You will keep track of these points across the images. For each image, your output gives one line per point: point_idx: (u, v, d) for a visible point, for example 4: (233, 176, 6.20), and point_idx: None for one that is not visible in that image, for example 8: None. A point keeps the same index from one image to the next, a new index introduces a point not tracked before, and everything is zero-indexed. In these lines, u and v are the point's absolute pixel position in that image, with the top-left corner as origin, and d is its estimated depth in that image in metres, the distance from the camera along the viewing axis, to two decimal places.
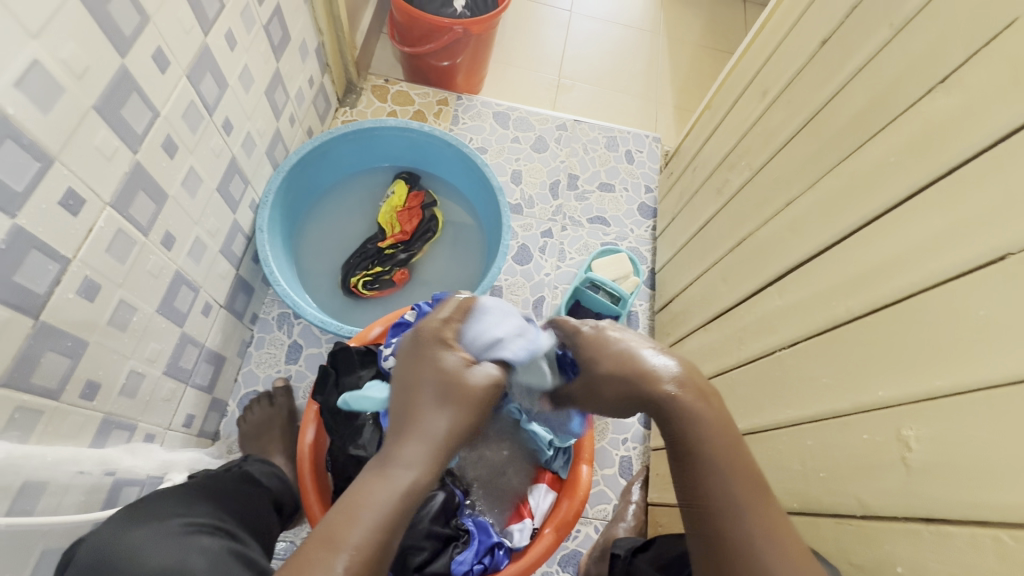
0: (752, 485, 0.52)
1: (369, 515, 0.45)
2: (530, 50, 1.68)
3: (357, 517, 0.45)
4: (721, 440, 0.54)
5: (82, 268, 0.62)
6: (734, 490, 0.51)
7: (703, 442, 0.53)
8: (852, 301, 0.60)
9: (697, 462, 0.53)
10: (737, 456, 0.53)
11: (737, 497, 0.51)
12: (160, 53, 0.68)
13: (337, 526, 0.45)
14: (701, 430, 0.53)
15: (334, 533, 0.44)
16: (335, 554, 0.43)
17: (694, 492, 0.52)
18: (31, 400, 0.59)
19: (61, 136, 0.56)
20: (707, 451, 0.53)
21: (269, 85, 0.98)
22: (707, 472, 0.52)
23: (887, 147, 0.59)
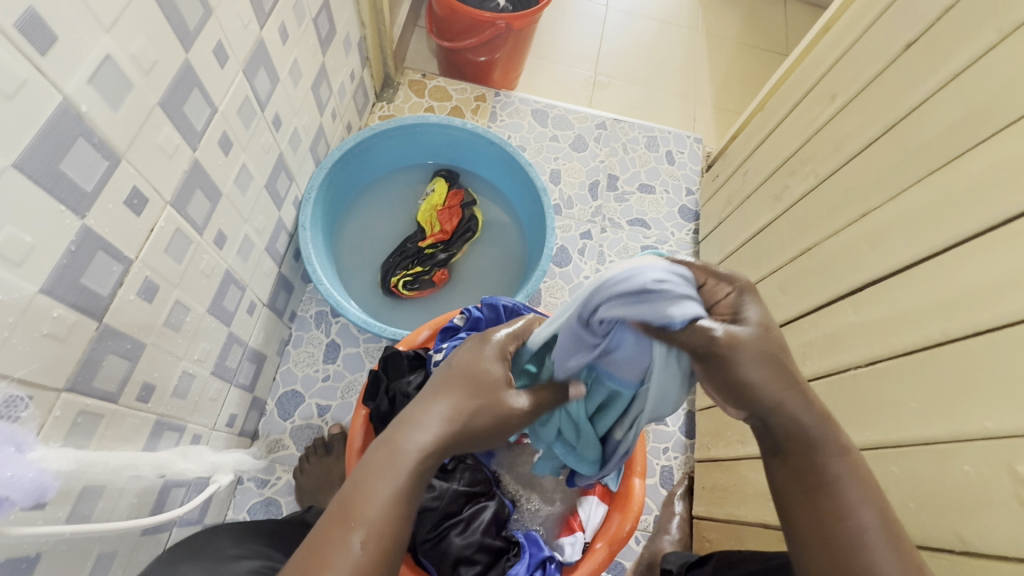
0: (891, 530, 0.46)
1: (384, 493, 0.47)
2: (565, 45, 1.64)
3: (370, 495, 0.46)
4: (857, 473, 0.47)
5: (143, 269, 0.60)
6: (874, 534, 0.45)
7: (841, 478, 0.47)
8: (950, 324, 0.59)
9: (833, 495, 0.46)
10: (879, 497, 0.47)
11: (875, 541, 0.45)
12: (220, 48, 0.66)
13: (354, 502, 0.46)
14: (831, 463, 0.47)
15: (351, 508, 0.46)
16: (349, 529, 0.45)
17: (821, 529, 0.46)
18: (92, 404, 0.57)
19: (129, 134, 0.54)
20: (845, 486, 0.47)
21: (315, 80, 0.96)
22: (845, 510, 0.46)
23: (993, 161, 0.60)
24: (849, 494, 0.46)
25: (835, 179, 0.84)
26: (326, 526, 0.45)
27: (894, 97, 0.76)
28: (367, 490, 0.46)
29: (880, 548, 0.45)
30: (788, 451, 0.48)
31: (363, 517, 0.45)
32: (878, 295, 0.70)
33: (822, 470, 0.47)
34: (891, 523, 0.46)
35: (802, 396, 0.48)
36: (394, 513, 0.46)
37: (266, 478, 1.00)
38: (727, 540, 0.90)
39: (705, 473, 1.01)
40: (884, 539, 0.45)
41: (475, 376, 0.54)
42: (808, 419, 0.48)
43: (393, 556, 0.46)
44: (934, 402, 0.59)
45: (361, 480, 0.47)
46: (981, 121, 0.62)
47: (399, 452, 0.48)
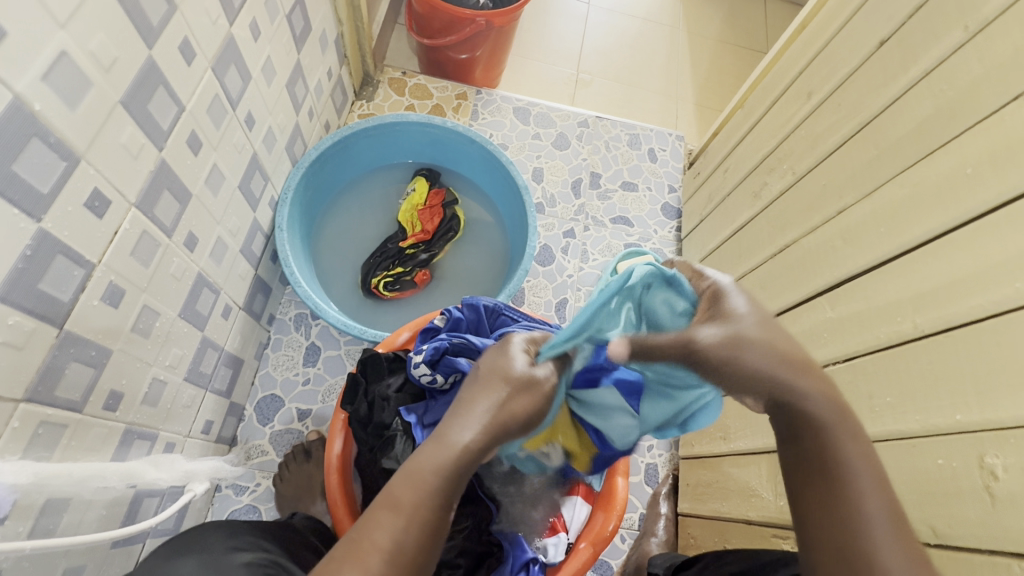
0: (898, 514, 0.44)
1: (429, 478, 0.46)
2: (547, 42, 1.63)
3: (418, 480, 0.46)
4: (864, 453, 0.48)
5: (107, 273, 0.58)
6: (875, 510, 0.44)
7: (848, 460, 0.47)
8: (922, 317, 0.60)
9: (839, 479, 0.46)
10: (885, 484, 0.46)
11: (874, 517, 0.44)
12: (186, 45, 0.64)
13: (401, 491, 0.45)
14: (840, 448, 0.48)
15: (398, 496, 0.45)
16: (397, 515, 0.44)
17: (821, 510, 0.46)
18: (55, 414, 0.55)
19: (88, 134, 0.52)
20: (852, 467, 0.47)
21: (290, 77, 0.94)
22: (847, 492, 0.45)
23: (964, 157, 0.60)
24: (853, 472, 0.46)
25: (813, 175, 0.85)
26: (372, 513, 0.45)
27: (869, 94, 0.77)
28: (409, 482, 0.45)
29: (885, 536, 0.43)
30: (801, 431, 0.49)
31: (409, 503, 0.45)
32: (855, 290, 0.71)
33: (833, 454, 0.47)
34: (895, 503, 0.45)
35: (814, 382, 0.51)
36: (436, 504, 0.45)
37: (245, 485, 0.98)
38: (710, 537, 0.90)
39: (690, 470, 1.01)
40: (888, 521, 0.44)
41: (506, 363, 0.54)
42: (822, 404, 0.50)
43: (433, 546, 0.45)
44: (908, 393, 0.60)
45: (405, 473, 0.46)
46: (954, 118, 0.62)
47: (440, 443, 0.48)
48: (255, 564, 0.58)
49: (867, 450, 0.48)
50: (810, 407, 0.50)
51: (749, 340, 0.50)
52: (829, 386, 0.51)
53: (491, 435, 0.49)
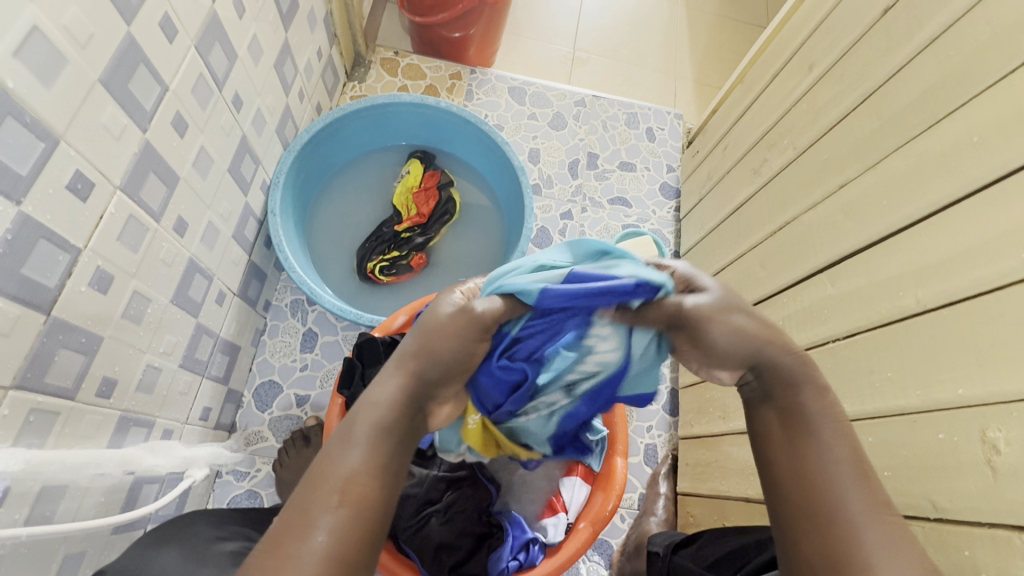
0: (867, 475, 0.42)
1: (356, 442, 0.41)
2: (542, 20, 1.60)
3: (344, 451, 0.41)
4: (827, 411, 0.46)
5: (94, 258, 0.57)
6: (840, 472, 0.42)
7: (810, 422, 0.45)
8: (925, 291, 0.59)
9: (802, 440, 0.44)
10: (851, 442, 0.44)
11: (840, 478, 0.41)
12: (166, 21, 0.62)
13: (326, 465, 0.40)
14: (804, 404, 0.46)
15: (323, 471, 0.40)
16: (326, 491, 0.38)
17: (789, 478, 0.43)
18: (46, 402, 0.55)
19: (66, 113, 0.51)
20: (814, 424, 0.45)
21: (279, 57, 0.92)
22: (809, 455, 0.43)
23: (969, 126, 0.58)
24: (817, 431, 0.44)
25: (814, 149, 0.83)
26: (300, 498, 0.38)
27: (873, 64, 0.75)
28: (332, 456, 0.40)
29: (856, 500, 0.40)
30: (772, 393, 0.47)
31: (336, 474, 0.39)
32: (856, 266, 0.70)
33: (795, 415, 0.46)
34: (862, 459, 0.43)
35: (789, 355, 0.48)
36: (370, 472, 0.40)
37: (245, 471, 0.98)
38: (710, 515, 0.91)
39: (689, 450, 1.02)
40: (851, 481, 0.41)
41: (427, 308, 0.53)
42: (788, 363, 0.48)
43: (378, 521, 0.39)
44: (909, 368, 0.59)
45: (323, 453, 0.41)
46: (960, 86, 0.61)
47: (364, 409, 0.43)
48: (242, 553, 0.58)
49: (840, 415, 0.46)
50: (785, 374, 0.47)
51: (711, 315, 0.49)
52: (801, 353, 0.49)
53: (417, 378, 0.46)
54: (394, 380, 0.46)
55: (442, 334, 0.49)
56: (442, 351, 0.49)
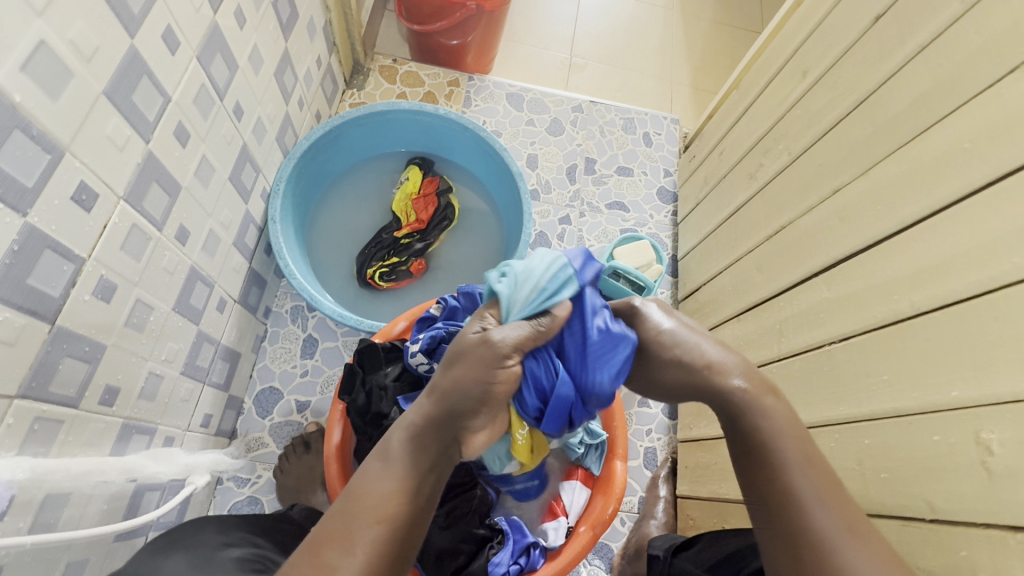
0: (832, 491, 0.47)
1: (384, 468, 0.47)
2: (539, 27, 1.61)
3: (375, 476, 0.46)
4: (786, 430, 0.50)
5: (97, 267, 0.58)
6: (810, 497, 0.46)
7: (778, 444, 0.50)
8: (918, 295, 0.60)
9: (769, 463, 0.49)
10: (812, 460, 0.49)
11: (810, 502, 0.46)
12: (169, 33, 0.63)
13: (360, 485, 0.46)
14: (773, 429, 0.51)
15: (358, 490, 0.46)
16: (357, 509, 0.44)
17: (767, 508, 0.47)
18: (50, 410, 0.55)
19: (71, 125, 0.51)
20: (777, 448, 0.49)
21: (279, 66, 0.93)
22: (781, 483, 0.48)
23: (960, 133, 0.59)
24: (782, 454, 0.49)
25: (809, 154, 0.84)
26: (334, 514, 0.44)
27: (865, 71, 0.76)
28: (366, 478, 0.46)
29: (827, 525, 0.45)
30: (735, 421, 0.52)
31: (370, 495, 0.45)
32: (851, 270, 0.71)
33: (758, 437, 0.50)
34: (827, 478, 0.48)
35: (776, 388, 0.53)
36: (399, 495, 0.45)
37: (246, 477, 0.98)
38: (710, 518, 0.91)
39: (689, 453, 1.02)
40: (820, 503, 0.46)
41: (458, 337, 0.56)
42: (744, 390, 0.53)
43: (406, 539, 0.44)
44: (905, 371, 0.60)
45: (360, 474, 0.47)
46: (951, 93, 0.62)
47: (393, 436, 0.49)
48: (245, 559, 0.58)
49: (801, 436, 0.50)
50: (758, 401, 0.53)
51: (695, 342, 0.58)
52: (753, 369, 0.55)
53: (438, 411, 0.50)
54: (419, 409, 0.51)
55: (462, 362, 0.52)
56: (463, 379, 0.51)
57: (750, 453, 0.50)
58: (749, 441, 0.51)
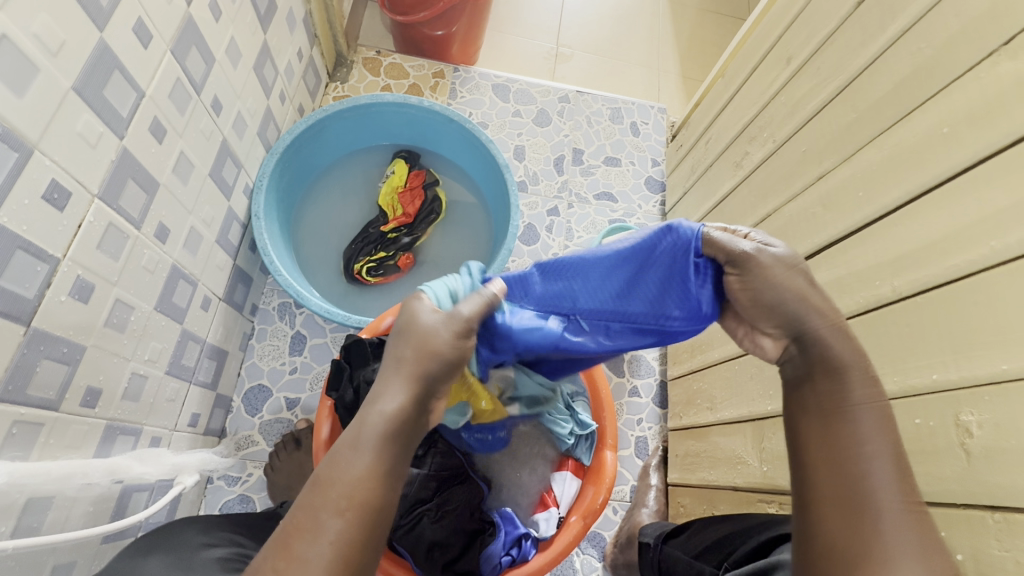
0: (903, 469, 0.42)
1: (355, 454, 0.44)
2: (525, 17, 1.60)
3: (346, 460, 0.44)
4: (876, 403, 0.45)
5: (74, 267, 0.57)
6: (880, 472, 0.42)
7: (855, 414, 0.44)
8: (900, 280, 0.60)
9: (842, 428, 0.44)
10: (894, 439, 0.44)
11: (881, 480, 0.41)
12: (141, 26, 0.61)
13: (330, 470, 0.44)
14: (851, 396, 0.45)
15: (328, 476, 0.44)
16: (329, 496, 0.42)
17: (837, 480, 0.42)
18: (29, 414, 0.55)
19: (40, 122, 0.50)
20: (859, 417, 0.44)
21: (258, 59, 0.91)
22: (854, 459, 0.42)
23: (939, 118, 0.60)
24: (863, 424, 0.44)
25: (794, 141, 0.84)
26: (305, 501, 0.43)
27: (848, 56, 0.76)
28: (335, 464, 0.44)
29: (886, 502, 0.41)
30: (816, 377, 0.46)
31: (339, 484, 0.43)
32: (835, 256, 0.71)
33: (840, 401, 0.45)
34: (902, 460, 0.43)
35: (846, 340, 0.47)
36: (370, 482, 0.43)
37: (237, 475, 0.98)
38: (700, 505, 0.92)
39: (679, 441, 1.03)
40: (892, 479, 0.42)
41: (409, 319, 0.52)
42: (838, 349, 0.46)
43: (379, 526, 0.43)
44: (887, 356, 0.60)
45: (330, 456, 0.45)
46: (931, 77, 0.62)
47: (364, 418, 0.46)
48: (227, 559, 0.58)
49: (883, 410, 0.45)
50: (835, 353, 0.46)
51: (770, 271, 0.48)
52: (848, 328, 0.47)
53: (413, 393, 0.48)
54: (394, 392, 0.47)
55: (426, 338, 0.50)
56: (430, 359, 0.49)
57: (825, 417, 0.45)
58: (830, 404, 0.45)
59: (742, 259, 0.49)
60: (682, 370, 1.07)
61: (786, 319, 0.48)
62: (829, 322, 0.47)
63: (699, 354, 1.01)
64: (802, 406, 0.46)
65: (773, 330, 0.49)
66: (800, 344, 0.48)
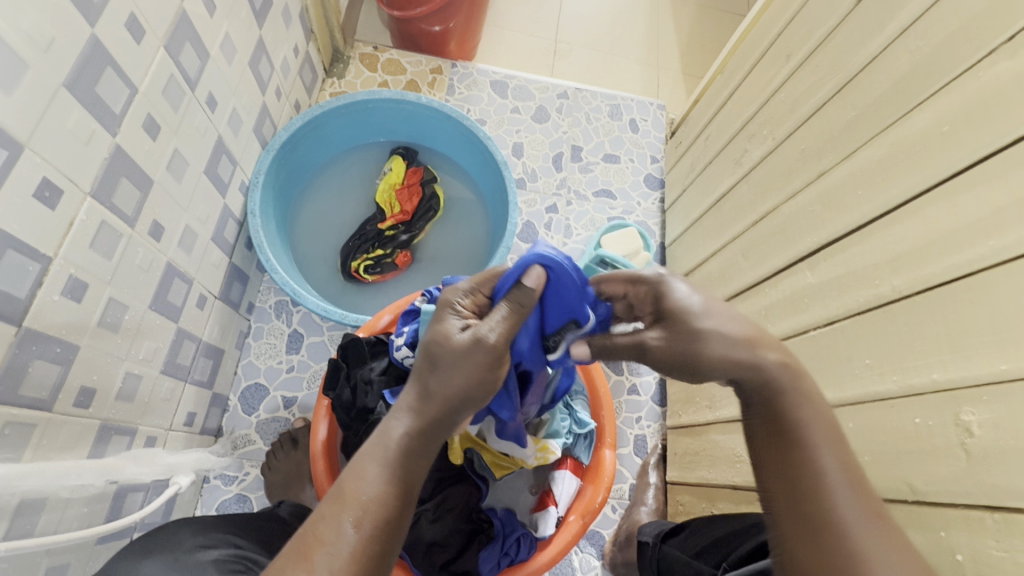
0: (855, 479, 0.45)
1: (375, 469, 0.45)
2: (524, 12, 1.58)
3: (364, 473, 0.45)
4: (824, 420, 0.48)
5: (66, 267, 0.56)
6: (836, 484, 0.44)
7: (806, 429, 0.47)
8: (900, 279, 0.60)
9: (793, 443, 0.47)
10: (843, 449, 0.47)
11: (834, 490, 0.44)
12: (133, 21, 0.60)
13: (349, 483, 0.45)
14: (801, 414, 0.48)
15: (346, 489, 0.45)
16: (346, 509, 0.43)
17: (795, 493, 0.45)
18: (21, 414, 0.54)
19: (29, 119, 0.50)
20: (810, 432, 0.47)
21: (253, 55, 0.90)
22: (808, 468, 0.45)
23: (940, 115, 0.59)
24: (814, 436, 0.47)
25: (794, 138, 0.83)
26: (322, 509, 0.44)
27: (848, 53, 0.75)
28: (356, 475, 0.45)
29: (849, 510, 0.43)
30: (772, 397, 0.50)
31: (357, 497, 0.44)
32: (835, 254, 0.71)
33: (789, 417, 0.48)
34: (854, 471, 0.45)
35: (778, 356, 0.51)
36: (386, 498, 0.44)
37: (234, 475, 0.98)
38: (699, 504, 0.92)
39: (677, 439, 1.03)
40: (844, 488, 0.44)
41: (431, 337, 0.51)
42: (775, 369, 0.50)
43: (389, 542, 0.44)
44: (886, 355, 0.60)
45: (351, 468, 0.46)
46: (933, 73, 0.61)
47: (383, 433, 0.48)
48: (223, 560, 0.57)
49: (828, 424, 0.48)
50: (773, 373, 0.50)
51: (704, 324, 0.53)
52: (788, 354, 0.52)
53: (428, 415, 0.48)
54: (404, 415, 0.48)
55: (445, 362, 0.49)
56: (443, 382, 0.48)
57: (779, 435, 0.48)
58: (781, 422, 0.48)
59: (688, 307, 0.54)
60: None
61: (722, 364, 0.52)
62: (778, 358, 0.51)
63: None
64: (758, 427, 0.50)
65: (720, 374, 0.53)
66: (739, 381, 0.52)
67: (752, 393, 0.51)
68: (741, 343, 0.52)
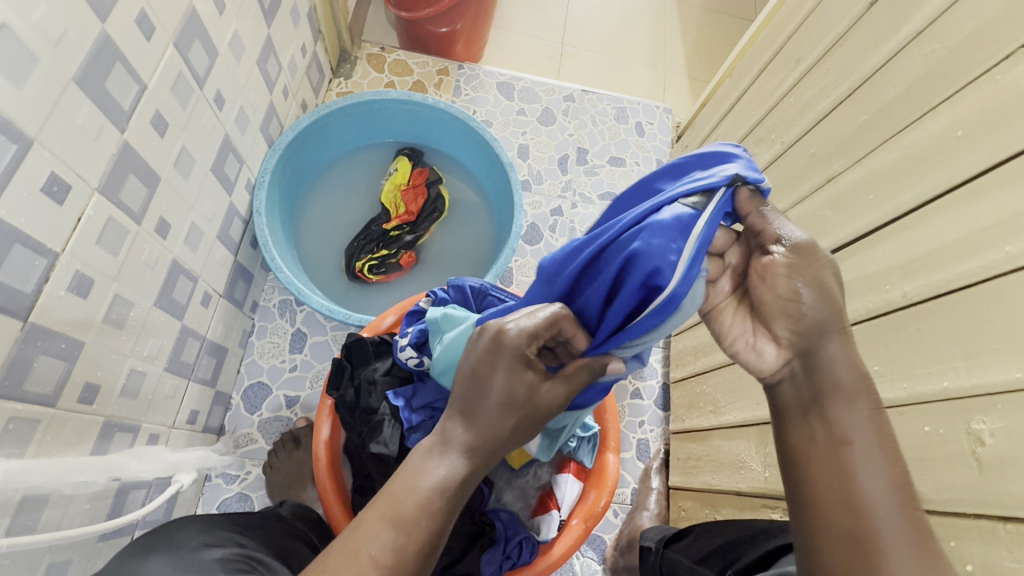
0: (906, 496, 0.42)
1: (426, 492, 0.43)
2: (531, 15, 1.59)
3: (415, 492, 0.43)
4: (877, 434, 0.44)
5: (73, 262, 0.56)
6: (881, 496, 0.42)
7: (858, 439, 0.44)
8: (910, 286, 0.59)
9: (845, 455, 0.44)
10: (895, 462, 0.43)
11: (879, 504, 0.41)
12: (143, 18, 0.60)
13: (401, 494, 0.43)
14: (853, 423, 0.45)
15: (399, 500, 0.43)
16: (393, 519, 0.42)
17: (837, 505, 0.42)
18: (26, 410, 0.54)
19: (39, 115, 0.50)
20: (862, 442, 0.44)
21: (261, 54, 0.90)
22: (853, 480, 0.43)
23: (953, 120, 0.59)
24: (862, 452, 0.43)
25: (803, 144, 0.83)
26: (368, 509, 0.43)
27: (859, 58, 0.75)
28: (407, 491, 0.43)
29: (892, 525, 0.41)
30: (825, 402, 0.46)
31: (406, 512, 0.42)
32: (843, 260, 0.70)
33: (843, 426, 0.45)
34: (905, 486, 0.42)
35: (844, 347, 0.47)
36: (427, 529, 0.42)
37: (235, 473, 0.97)
38: (702, 510, 0.91)
39: (681, 444, 1.02)
40: (891, 503, 0.42)
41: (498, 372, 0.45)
42: (843, 376, 0.46)
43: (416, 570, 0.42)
44: (896, 361, 0.59)
45: (406, 479, 0.44)
46: (946, 78, 0.61)
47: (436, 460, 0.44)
48: (227, 559, 0.57)
49: (884, 434, 0.44)
50: (838, 378, 0.46)
51: (816, 267, 0.47)
52: (856, 354, 0.47)
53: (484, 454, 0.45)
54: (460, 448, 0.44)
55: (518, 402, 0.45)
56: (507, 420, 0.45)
57: (830, 442, 0.44)
58: (832, 430, 0.45)
59: (793, 247, 0.48)
60: (685, 373, 1.06)
61: (809, 323, 0.47)
62: (844, 344, 0.47)
63: (702, 357, 1.00)
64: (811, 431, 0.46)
65: (785, 337, 0.48)
66: (807, 360, 0.47)
67: (812, 388, 0.47)
68: (828, 310, 0.47)
